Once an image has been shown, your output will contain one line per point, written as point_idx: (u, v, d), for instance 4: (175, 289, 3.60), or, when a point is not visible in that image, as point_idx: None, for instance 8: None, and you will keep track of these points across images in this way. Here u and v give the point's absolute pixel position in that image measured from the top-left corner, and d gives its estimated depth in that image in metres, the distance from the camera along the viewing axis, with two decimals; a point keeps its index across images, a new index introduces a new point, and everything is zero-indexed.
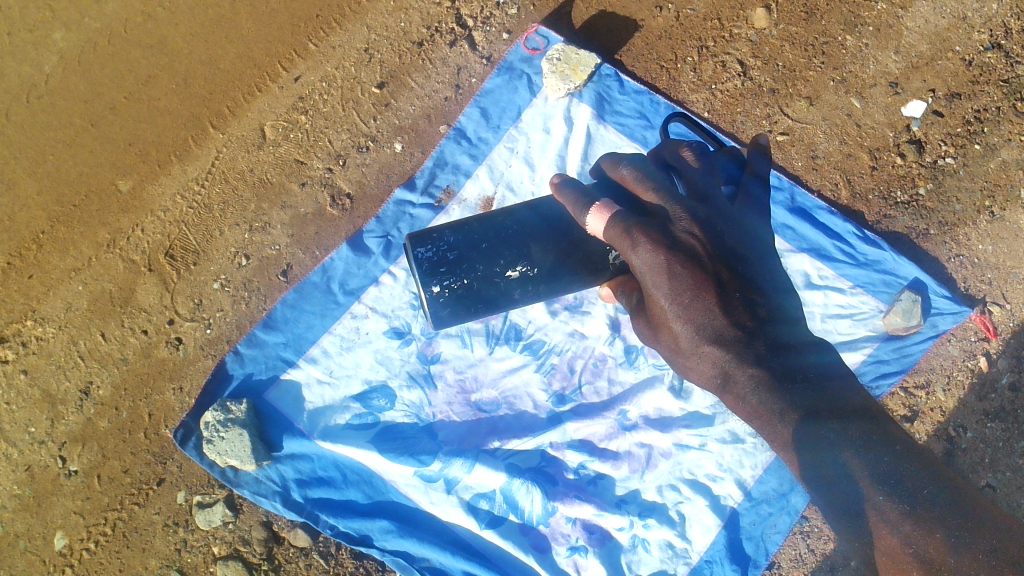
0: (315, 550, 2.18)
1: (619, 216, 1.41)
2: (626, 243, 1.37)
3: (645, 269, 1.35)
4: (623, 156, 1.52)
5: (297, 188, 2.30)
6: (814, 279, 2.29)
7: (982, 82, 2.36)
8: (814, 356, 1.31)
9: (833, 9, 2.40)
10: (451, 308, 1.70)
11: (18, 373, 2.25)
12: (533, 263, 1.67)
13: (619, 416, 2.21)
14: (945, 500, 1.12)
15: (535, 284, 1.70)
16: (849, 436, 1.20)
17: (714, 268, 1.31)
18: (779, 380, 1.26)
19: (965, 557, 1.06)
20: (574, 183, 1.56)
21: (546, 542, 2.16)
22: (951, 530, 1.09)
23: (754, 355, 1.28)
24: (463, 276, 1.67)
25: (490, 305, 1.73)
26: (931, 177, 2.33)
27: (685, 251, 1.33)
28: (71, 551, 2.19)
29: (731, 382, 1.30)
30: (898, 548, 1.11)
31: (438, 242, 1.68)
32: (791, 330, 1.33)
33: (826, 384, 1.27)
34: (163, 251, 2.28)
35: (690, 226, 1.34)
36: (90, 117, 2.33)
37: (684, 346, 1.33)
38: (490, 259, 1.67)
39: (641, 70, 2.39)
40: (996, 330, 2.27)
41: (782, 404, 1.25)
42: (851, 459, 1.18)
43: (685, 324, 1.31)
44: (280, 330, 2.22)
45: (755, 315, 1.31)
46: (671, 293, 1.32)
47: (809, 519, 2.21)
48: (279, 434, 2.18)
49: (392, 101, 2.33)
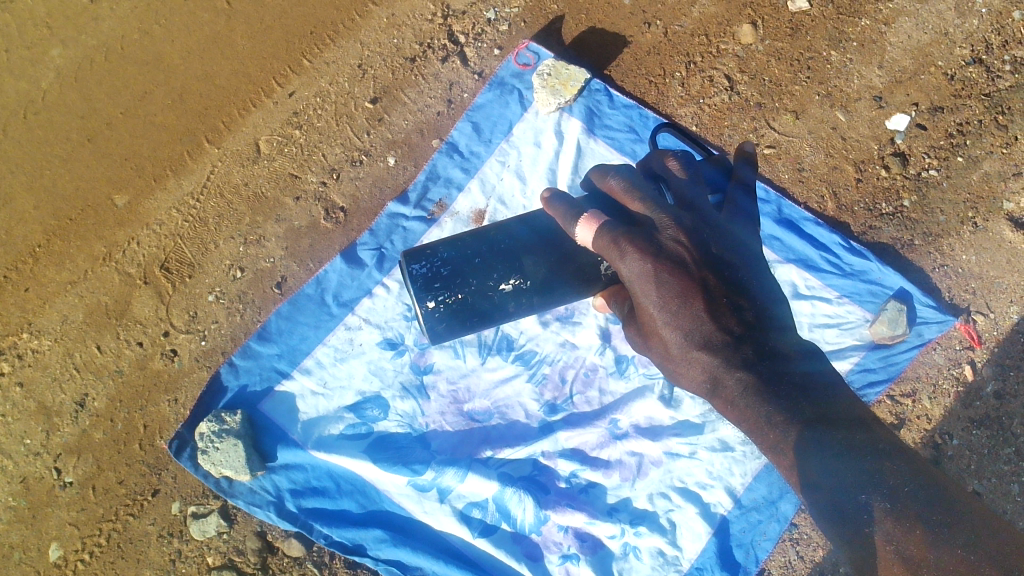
0: (309, 559, 2.20)
1: (607, 227, 1.46)
2: (614, 253, 1.42)
3: (634, 277, 1.39)
4: (612, 166, 1.55)
5: (292, 202, 2.33)
6: (801, 289, 2.33)
7: (964, 96, 2.41)
8: (800, 360, 1.34)
9: (818, 26, 2.45)
10: (447, 323, 1.74)
11: (14, 386, 2.26)
12: (526, 276, 1.70)
13: (610, 425, 2.24)
14: (927, 497, 1.15)
15: (529, 296, 1.73)
16: (831, 436, 1.22)
17: (700, 275, 1.36)
18: (765, 382, 1.30)
19: (945, 552, 1.10)
20: (564, 197, 1.59)
21: (538, 550, 2.18)
22: (929, 526, 1.12)
23: (741, 359, 1.32)
24: (458, 290, 1.70)
25: (484, 318, 1.76)
26: (915, 189, 2.38)
27: (672, 258, 1.37)
28: (66, 562, 2.21)
29: (721, 387, 1.34)
30: (881, 546, 1.13)
31: (431, 259, 1.72)
32: (775, 339, 1.35)
33: (810, 382, 1.31)
34: (159, 264, 2.31)
35: (677, 233, 1.39)
36: (85, 132, 2.36)
37: (674, 352, 1.37)
38: (482, 273, 1.70)
39: (631, 86, 2.43)
40: (981, 338, 2.31)
41: (768, 405, 1.29)
42: (835, 457, 1.20)
43: (674, 331, 1.36)
44: (274, 342, 2.24)
45: (742, 319, 1.35)
46: (659, 300, 1.36)
47: (798, 527, 2.23)
48: (273, 445, 2.20)
49: (386, 116, 2.38)
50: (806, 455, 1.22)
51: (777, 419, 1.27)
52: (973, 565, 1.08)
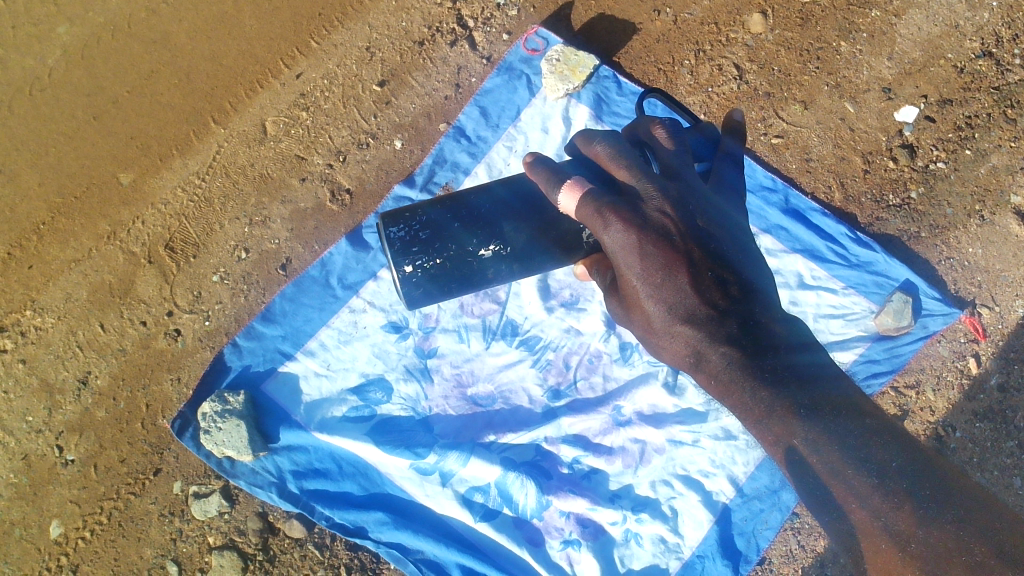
0: (310, 541, 2.20)
1: (591, 195, 1.44)
2: (597, 223, 1.42)
3: (617, 247, 1.39)
4: (597, 133, 1.52)
5: (298, 183, 2.32)
6: (807, 279, 2.32)
7: (973, 89, 2.41)
8: (789, 339, 1.35)
9: (828, 16, 2.44)
10: (424, 289, 1.73)
11: (16, 363, 2.26)
12: (506, 242, 1.69)
13: (613, 412, 2.23)
14: (916, 472, 1.19)
15: (509, 263, 1.72)
16: (820, 413, 1.25)
17: (686, 248, 1.36)
18: (749, 358, 1.32)
19: (933, 528, 1.14)
20: (547, 161, 1.56)
21: (539, 536, 2.18)
22: (918, 502, 1.16)
23: (726, 333, 1.33)
24: (437, 254, 1.69)
25: (464, 282, 1.74)
26: (922, 181, 2.37)
27: (657, 230, 1.37)
28: (66, 539, 2.20)
29: (704, 361, 1.35)
30: (869, 521, 1.18)
31: (411, 221, 1.70)
32: (759, 313, 1.36)
33: (798, 364, 1.32)
34: (163, 244, 2.30)
35: (662, 205, 1.39)
36: (92, 110, 2.35)
37: (657, 326, 1.38)
38: (462, 239, 1.68)
39: (640, 73, 2.43)
40: (985, 331, 2.31)
41: (753, 380, 1.30)
42: (820, 433, 1.23)
43: (657, 304, 1.37)
44: (278, 323, 2.24)
45: (728, 294, 1.36)
46: (643, 274, 1.37)
47: (800, 516, 2.23)
48: (275, 426, 2.20)
49: (393, 99, 2.37)
50: (791, 432, 1.26)
51: (763, 393, 1.29)
52: (966, 543, 1.12)
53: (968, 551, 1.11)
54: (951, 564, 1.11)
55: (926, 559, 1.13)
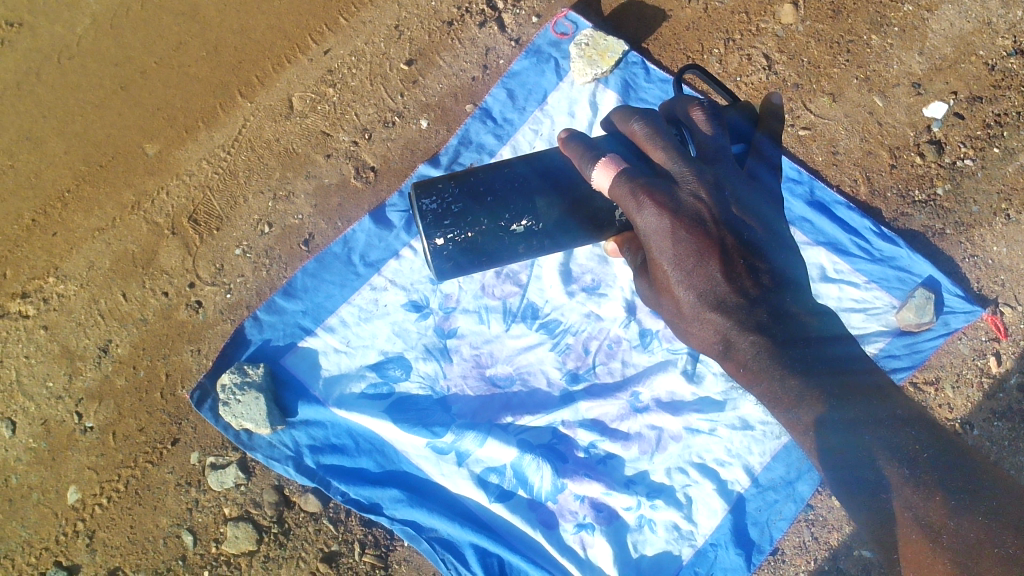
0: (325, 515, 2.21)
1: (626, 174, 1.42)
2: (631, 203, 1.40)
3: (650, 230, 1.38)
4: (637, 109, 1.50)
5: (323, 159, 2.32)
6: (829, 273, 2.31)
7: (1003, 87, 2.39)
8: (820, 330, 1.35)
9: (860, 9, 2.43)
10: (454, 261, 1.73)
11: (38, 329, 2.27)
12: (538, 218, 1.68)
13: (631, 398, 2.23)
14: (947, 462, 1.20)
15: (540, 239, 1.72)
16: (848, 402, 1.26)
17: (719, 234, 1.35)
18: (779, 346, 1.32)
19: (965, 519, 1.15)
20: (582, 138, 1.55)
21: (553, 518, 2.18)
22: (950, 494, 1.17)
23: (755, 322, 1.33)
24: (468, 228, 1.68)
25: (494, 256, 1.74)
26: (949, 177, 2.36)
27: (691, 215, 1.36)
28: (83, 505, 2.21)
29: (732, 349, 1.35)
30: (900, 512, 1.19)
31: (443, 194, 1.69)
32: (789, 302, 1.37)
33: (826, 353, 1.33)
34: (187, 215, 2.31)
35: (697, 189, 1.37)
36: (119, 79, 2.35)
37: (686, 311, 1.38)
38: (494, 213, 1.67)
39: (668, 60, 2.41)
40: (1007, 331, 2.30)
41: (782, 369, 1.31)
42: (849, 423, 1.25)
43: (688, 290, 1.36)
44: (299, 298, 2.25)
45: (759, 282, 1.36)
46: (675, 259, 1.36)
47: (814, 508, 2.23)
48: (294, 400, 2.20)
49: (420, 79, 2.36)
50: (819, 422, 1.27)
51: (791, 383, 1.29)
52: (996, 535, 1.13)
53: (998, 542, 1.13)
54: (982, 556, 1.12)
55: (957, 550, 1.14)
